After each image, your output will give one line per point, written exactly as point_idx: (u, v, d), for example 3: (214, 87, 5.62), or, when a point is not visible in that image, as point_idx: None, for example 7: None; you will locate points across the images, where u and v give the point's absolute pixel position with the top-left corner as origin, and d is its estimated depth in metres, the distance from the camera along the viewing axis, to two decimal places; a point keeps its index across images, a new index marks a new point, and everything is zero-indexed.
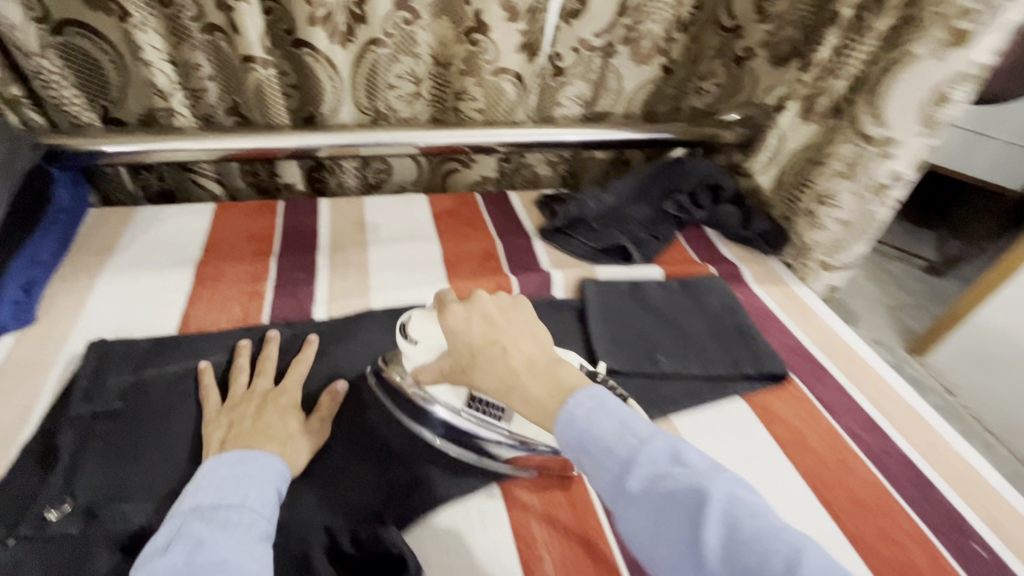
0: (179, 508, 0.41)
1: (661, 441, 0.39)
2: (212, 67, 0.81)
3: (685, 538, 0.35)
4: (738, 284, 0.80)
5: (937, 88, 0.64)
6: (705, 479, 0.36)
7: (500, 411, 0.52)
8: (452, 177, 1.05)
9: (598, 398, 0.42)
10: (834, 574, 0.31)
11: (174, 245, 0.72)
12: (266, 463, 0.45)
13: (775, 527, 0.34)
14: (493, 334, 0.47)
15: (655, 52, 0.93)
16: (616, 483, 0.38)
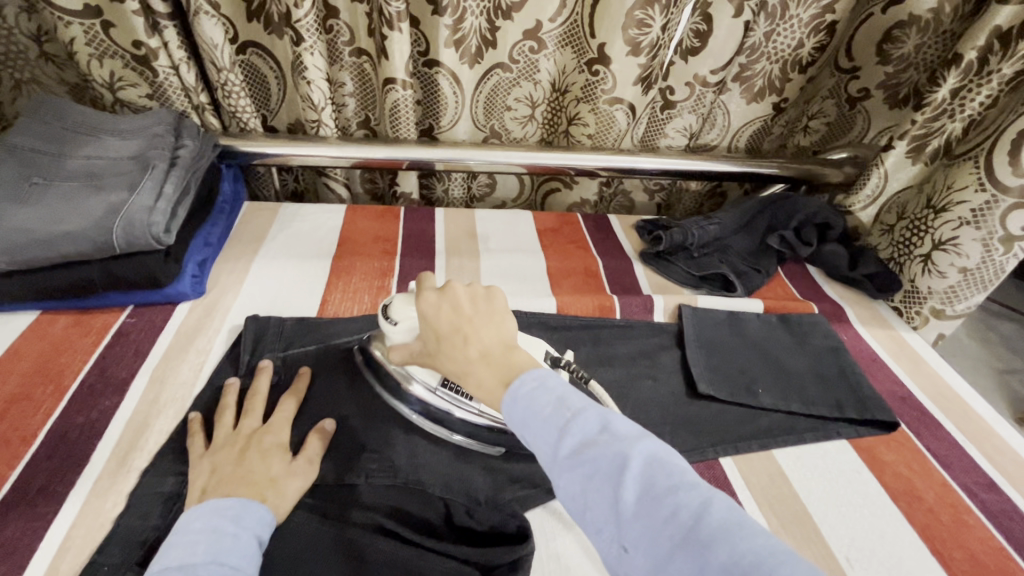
0: (149, 570, 0.39)
1: (592, 412, 0.38)
2: (354, 85, 0.91)
3: (604, 501, 0.34)
4: (843, 325, 0.78)
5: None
6: (628, 448, 0.36)
7: (472, 391, 0.54)
8: (552, 197, 1.11)
9: (543, 378, 0.41)
10: (737, 524, 0.31)
11: (313, 239, 0.81)
12: (244, 512, 0.43)
13: (689, 481, 0.34)
14: (460, 319, 0.45)
15: (769, 90, 0.93)
16: (550, 454, 0.37)
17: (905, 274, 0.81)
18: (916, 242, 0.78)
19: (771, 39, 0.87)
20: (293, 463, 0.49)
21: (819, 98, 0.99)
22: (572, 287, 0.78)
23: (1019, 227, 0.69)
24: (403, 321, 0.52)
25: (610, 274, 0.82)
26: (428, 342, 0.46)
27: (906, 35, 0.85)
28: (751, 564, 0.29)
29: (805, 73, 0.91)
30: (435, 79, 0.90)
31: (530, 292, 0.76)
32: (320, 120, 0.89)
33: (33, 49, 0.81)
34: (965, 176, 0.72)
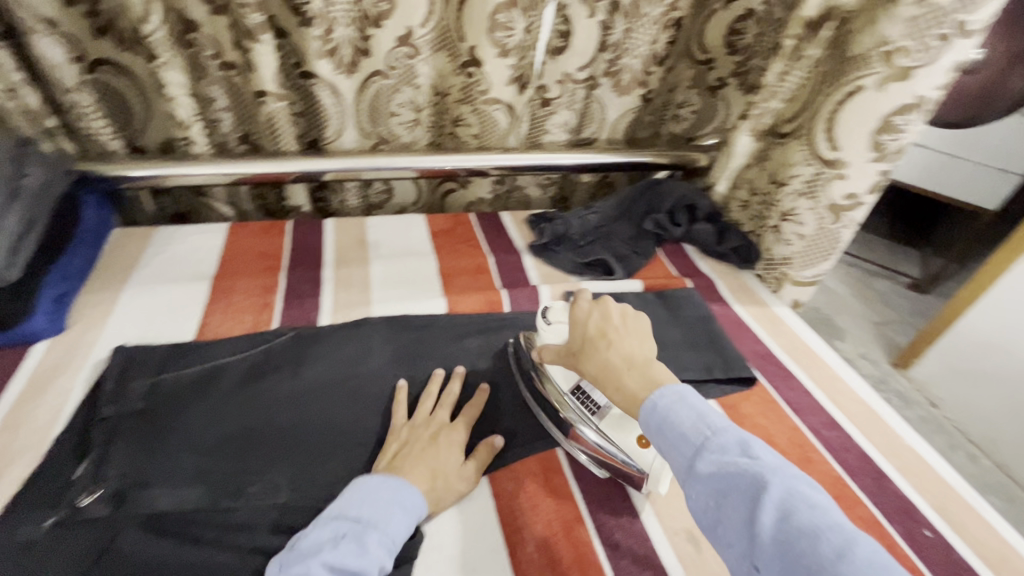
0: (324, 517, 0.48)
1: (734, 436, 0.41)
2: (228, 101, 0.88)
3: (739, 519, 0.37)
4: (713, 297, 0.86)
5: (885, 118, 0.71)
6: (767, 473, 0.38)
7: (595, 406, 0.57)
8: (450, 198, 1.12)
9: (680, 392, 0.46)
10: (884, 570, 0.32)
11: (190, 261, 0.78)
12: (407, 496, 0.50)
13: (834, 523, 0.35)
14: (606, 327, 0.54)
15: (635, 84, 1.00)
16: (687, 465, 0.42)
17: (764, 245, 0.90)
18: (768, 215, 0.88)
19: (631, 36, 0.93)
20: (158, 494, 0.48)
21: (684, 89, 1.05)
22: (464, 285, 0.80)
23: (843, 196, 0.78)
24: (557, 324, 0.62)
25: (501, 270, 0.85)
26: (574, 344, 0.55)
27: (747, 27, 0.95)
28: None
29: (663, 66, 0.99)
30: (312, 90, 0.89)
31: (421, 294, 0.77)
32: (191, 137, 0.86)
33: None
34: (798, 153, 0.81)
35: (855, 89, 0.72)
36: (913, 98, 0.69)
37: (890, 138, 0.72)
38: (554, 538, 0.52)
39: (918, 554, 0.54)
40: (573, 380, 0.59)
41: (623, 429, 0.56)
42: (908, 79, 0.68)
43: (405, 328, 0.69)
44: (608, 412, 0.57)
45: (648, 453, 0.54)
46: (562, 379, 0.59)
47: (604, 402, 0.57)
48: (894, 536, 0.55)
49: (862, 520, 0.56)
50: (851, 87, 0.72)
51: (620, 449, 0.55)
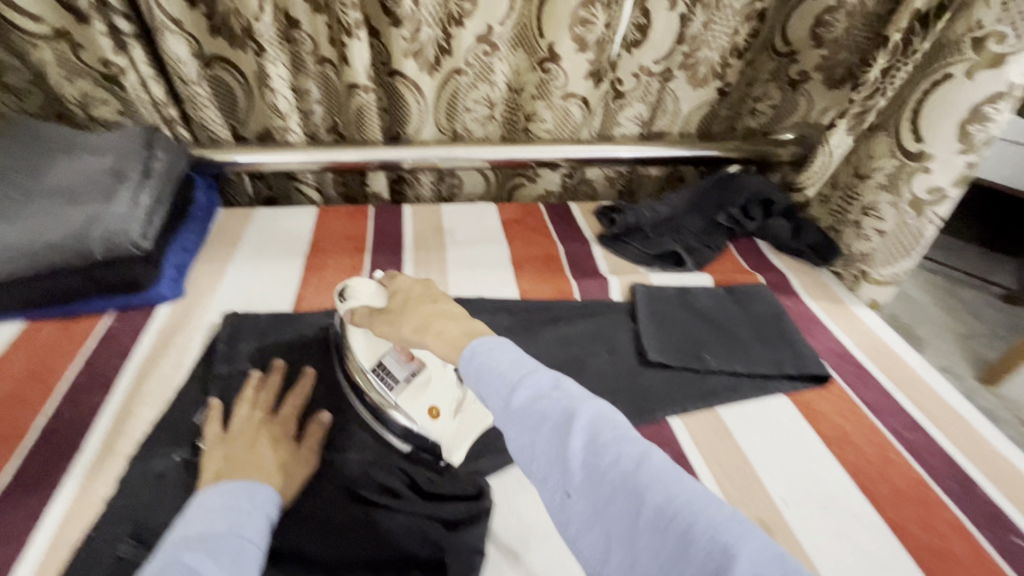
0: (169, 539, 0.42)
1: (546, 374, 0.43)
2: (320, 93, 0.95)
3: (553, 448, 0.39)
4: (785, 292, 0.84)
5: (975, 107, 0.69)
6: (575, 403, 0.40)
7: (393, 383, 0.57)
8: (518, 191, 1.16)
9: (498, 341, 0.46)
10: (668, 472, 0.36)
11: (286, 240, 0.85)
12: (257, 496, 0.47)
13: (630, 437, 0.39)
14: (428, 293, 0.55)
15: (711, 77, 0.99)
16: (504, 404, 0.41)
17: (843, 241, 0.87)
18: (848, 209, 0.85)
19: (710, 27, 0.92)
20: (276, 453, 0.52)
21: (761, 82, 1.04)
22: (535, 272, 0.83)
23: (924, 189, 0.76)
24: (356, 298, 0.58)
25: (571, 258, 0.86)
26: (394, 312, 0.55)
27: (836, 18, 0.89)
28: (689, 513, 0.34)
29: (742, 58, 0.99)
30: (396, 86, 0.94)
31: (494, 279, 0.81)
32: (287, 126, 0.93)
33: None
34: (881, 146, 0.79)
35: (942, 78, 0.71)
36: (1005, 86, 0.67)
37: (979, 128, 0.70)
38: None
39: (1009, 561, 0.52)
40: (377, 355, 0.59)
41: (417, 398, 0.56)
42: (998, 66, 0.66)
43: (478, 311, 0.73)
44: (410, 382, 0.57)
45: (437, 423, 0.55)
46: (364, 355, 0.59)
47: (405, 375, 0.58)
48: (981, 543, 0.53)
49: (948, 523, 0.54)
50: (939, 76, 0.71)
51: (415, 418, 0.55)
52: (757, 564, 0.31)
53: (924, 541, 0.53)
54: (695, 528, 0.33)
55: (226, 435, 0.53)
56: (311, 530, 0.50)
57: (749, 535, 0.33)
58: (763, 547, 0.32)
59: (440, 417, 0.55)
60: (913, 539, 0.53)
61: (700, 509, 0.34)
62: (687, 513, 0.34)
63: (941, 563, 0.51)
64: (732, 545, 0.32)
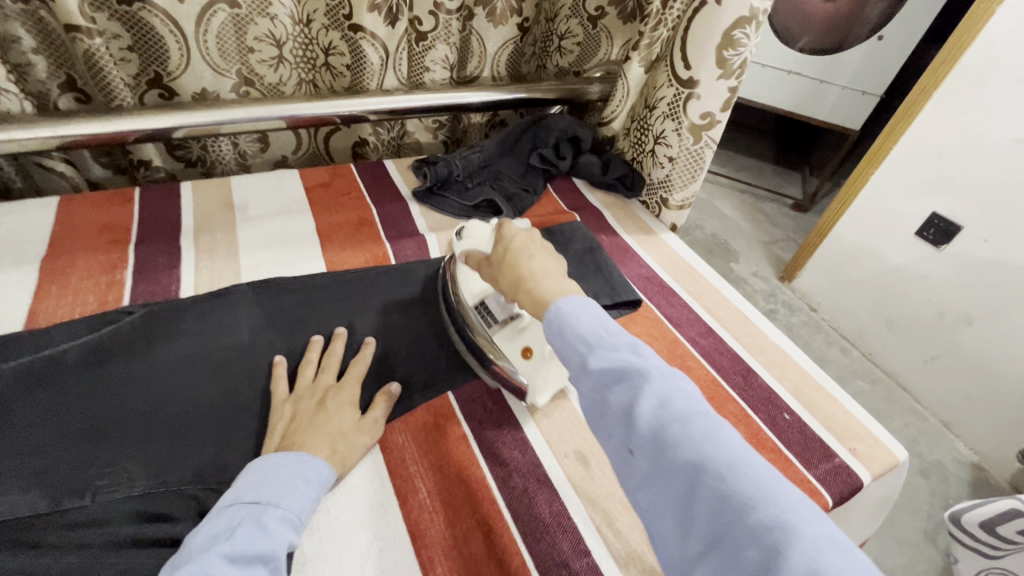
0: (229, 501, 0.43)
1: (626, 338, 0.40)
2: (35, 39, 0.75)
3: (622, 407, 0.37)
4: (600, 227, 0.87)
5: (725, 32, 0.73)
6: (653, 370, 0.38)
7: (494, 321, 0.62)
8: (334, 138, 1.04)
9: (580, 300, 0.43)
10: (743, 455, 0.34)
11: (13, 242, 0.67)
12: (312, 475, 0.47)
13: (705, 413, 0.36)
14: (529, 245, 0.52)
15: (509, 13, 0.97)
16: (578, 360, 0.40)
17: (643, 171, 0.92)
18: (645, 141, 0.90)
19: None
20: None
21: (563, 18, 1.02)
22: (346, 240, 0.76)
23: (698, 116, 0.81)
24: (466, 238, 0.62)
25: (387, 221, 0.80)
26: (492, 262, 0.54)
27: None
28: (755, 498, 0.32)
29: None
30: (139, 17, 0.77)
31: (297, 255, 0.72)
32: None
33: None
34: (662, 76, 0.84)
35: (702, 4, 0.74)
36: (748, 11, 0.72)
37: (731, 54, 0.75)
38: (448, 483, 0.52)
39: (778, 435, 0.60)
40: (481, 295, 0.64)
41: (514, 339, 0.61)
42: None
43: (276, 294, 0.64)
44: (508, 324, 0.62)
45: (528, 363, 0.59)
46: (470, 291, 0.64)
47: (504, 317, 0.62)
48: (758, 424, 0.61)
49: (733, 415, 0.61)
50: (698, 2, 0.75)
51: (509, 358, 0.60)
52: (819, 550, 0.29)
53: None
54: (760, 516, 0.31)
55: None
56: None
57: (818, 530, 0.31)
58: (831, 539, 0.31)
59: (532, 359, 0.59)
60: None
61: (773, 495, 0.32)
62: (754, 502, 0.32)
63: None
64: (805, 539, 0.30)
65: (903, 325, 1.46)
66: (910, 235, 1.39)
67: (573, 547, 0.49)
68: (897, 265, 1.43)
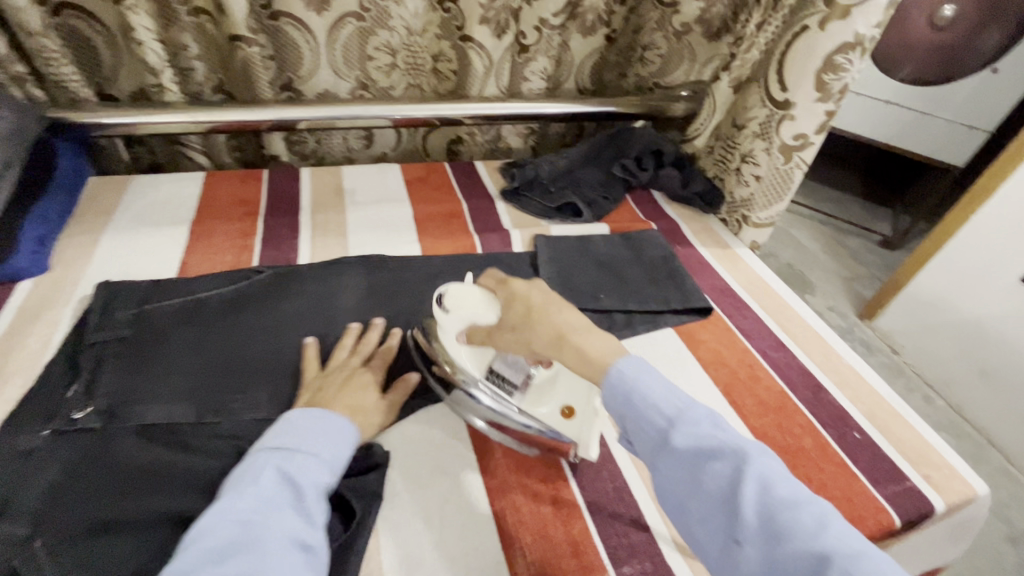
0: (263, 447, 0.46)
1: (707, 417, 0.45)
2: (199, 48, 0.89)
3: (720, 490, 0.41)
4: (676, 237, 0.89)
5: (828, 57, 0.75)
6: (741, 447, 0.42)
7: (512, 388, 0.57)
8: (431, 139, 1.13)
9: (649, 369, 0.48)
10: (850, 534, 0.38)
11: (169, 208, 0.80)
12: (340, 430, 0.49)
13: (803, 494, 0.40)
14: (547, 300, 0.54)
15: (599, 24, 1.02)
16: (663, 439, 0.44)
17: (727, 189, 0.93)
18: (730, 158, 0.92)
19: None
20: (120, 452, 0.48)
21: (648, 30, 1.07)
22: (438, 229, 0.83)
23: (792, 137, 0.82)
24: (456, 312, 0.57)
25: (474, 215, 0.87)
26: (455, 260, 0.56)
27: None
28: (872, 572, 0.35)
29: (625, 5, 1.03)
30: (284, 30, 0.89)
31: (396, 239, 0.80)
32: (163, 85, 0.87)
33: None
34: (754, 97, 0.85)
35: (802, 30, 0.77)
36: (853, 36, 0.73)
37: (834, 77, 0.76)
38: (519, 449, 0.57)
39: (846, 452, 0.60)
40: (487, 363, 0.57)
41: (544, 402, 0.56)
42: (847, 18, 0.72)
43: (380, 270, 0.72)
44: (528, 387, 0.56)
45: (572, 422, 0.55)
46: (474, 365, 0.57)
47: (521, 380, 0.57)
48: (827, 438, 0.61)
49: (800, 426, 0.62)
50: (799, 28, 0.77)
51: (549, 421, 0.55)
52: None
53: (780, 443, 0.60)
54: None
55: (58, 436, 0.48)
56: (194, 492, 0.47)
57: None
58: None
59: (574, 418, 0.55)
60: (772, 442, 0.60)
61: (886, 572, 0.35)
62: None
63: (792, 458, 0.59)
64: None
65: (997, 377, 1.35)
66: (1014, 280, 1.29)
67: (633, 523, 0.52)
68: (993, 311, 1.33)
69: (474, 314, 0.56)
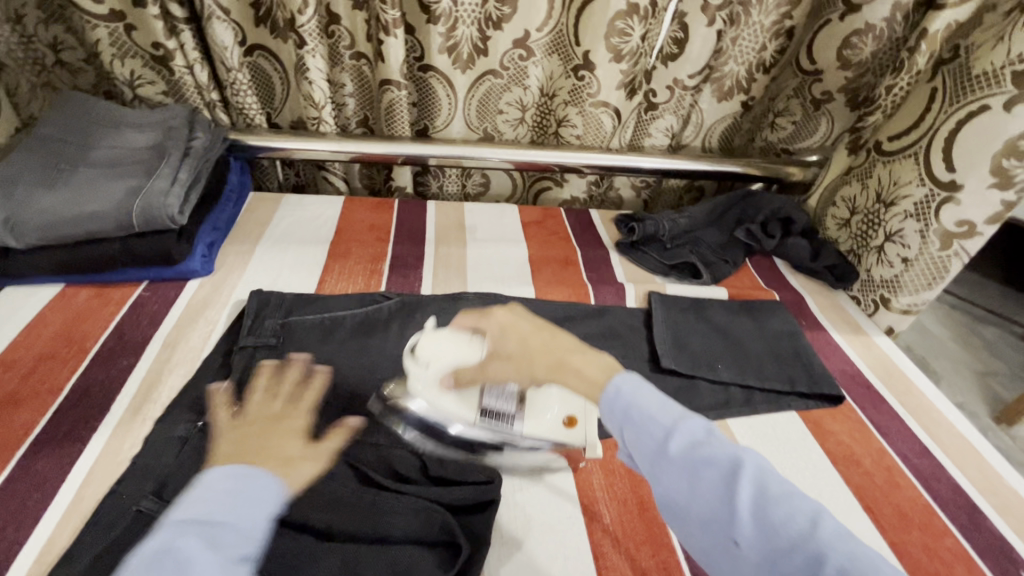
0: (175, 516, 0.39)
1: (698, 420, 0.42)
2: (353, 86, 0.97)
3: (716, 496, 0.38)
4: (802, 312, 0.84)
5: (1010, 141, 0.69)
6: (736, 451, 0.40)
7: (509, 416, 0.57)
8: (543, 196, 1.17)
9: (641, 380, 0.45)
10: (848, 534, 0.35)
11: (313, 227, 0.87)
12: (269, 485, 0.43)
13: (800, 493, 0.38)
14: (534, 332, 0.54)
15: (737, 90, 1.01)
16: (659, 447, 0.41)
17: (863, 266, 0.87)
18: (872, 235, 0.85)
19: (737, 44, 0.95)
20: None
21: (784, 97, 1.04)
22: (551, 274, 0.84)
23: (954, 223, 0.76)
24: (436, 362, 0.56)
25: (589, 264, 0.87)
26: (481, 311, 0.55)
27: (863, 42, 0.89)
28: (875, 572, 0.33)
29: (768, 74, 0.99)
30: (428, 81, 0.97)
31: (513, 280, 0.82)
32: (321, 117, 0.95)
33: (51, 57, 0.88)
34: (909, 173, 0.79)
35: (980, 108, 0.71)
36: None
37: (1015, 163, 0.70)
38: (629, 515, 0.54)
39: None
40: (475, 403, 0.57)
41: (541, 419, 0.57)
42: None
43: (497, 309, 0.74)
44: (523, 410, 0.57)
45: (574, 431, 0.57)
46: (461, 412, 0.56)
47: (515, 408, 0.57)
48: (985, 571, 0.53)
49: (952, 552, 0.54)
50: (977, 106, 0.71)
51: (561, 438, 0.57)
52: None
53: (928, 568, 0.52)
54: None
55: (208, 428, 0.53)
56: (318, 504, 0.49)
57: None
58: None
59: (575, 425, 0.58)
60: (917, 565, 0.53)
61: (890, 574, 0.33)
62: None
63: None
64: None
65: None
66: None
67: None
68: None
69: (456, 356, 0.56)
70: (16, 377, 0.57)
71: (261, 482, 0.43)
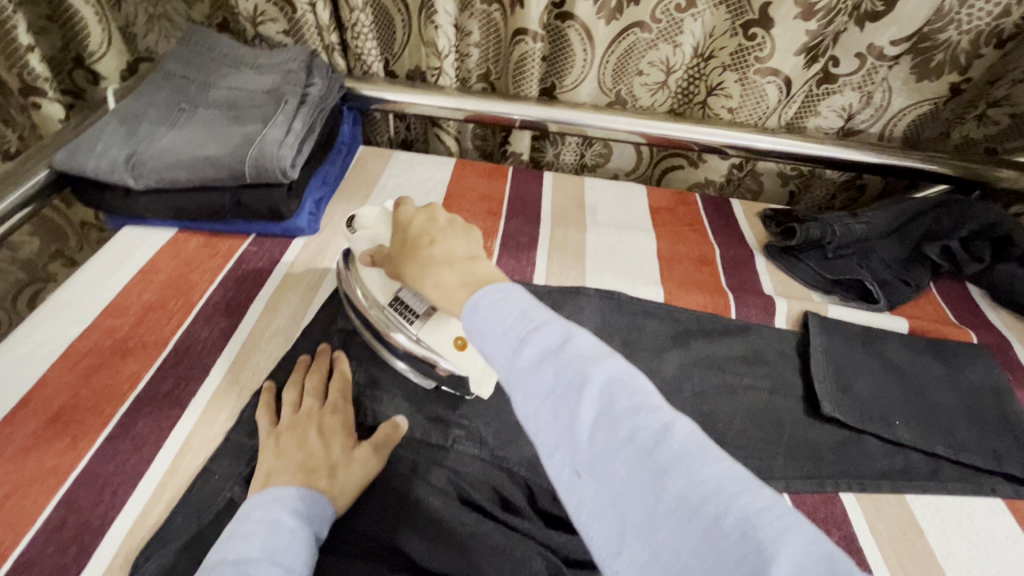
0: (209, 559, 0.35)
1: (559, 323, 0.32)
2: (480, 35, 0.87)
3: (559, 418, 0.29)
4: (1007, 361, 0.66)
5: None
6: (586, 361, 0.30)
7: (416, 314, 0.49)
8: (670, 174, 1.02)
9: (504, 288, 0.35)
10: (705, 451, 0.27)
11: (421, 190, 0.80)
12: (303, 509, 0.40)
13: (655, 404, 0.29)
14: (430, 227, 0.43)
15: (949, 69, 0.79)
16: (505, 362, 0.32)
17: None
18: None
19: (968, 5, 0.72)
20: (357, 450, 0.46)
21: (1009, 81, 0.80)
22: (684, 274, 0.72)
23: None
24: (364, 231, 0.51)
25: (728, 266, 0.74)
26: (398, 252, 0.45)
27: None
28: (723, 498, 0.25)
29: (1002, 49, 0.76)
30: (565, 33, 0.83)
31: (638, 277, 0.70)
32: (442, 68, 0.86)
33: None
34: None
35: None
36: None
37: None
38: None
39: None
40: (392, 289, 0.51)
41: (441, 331, 0.48)
42: None
43: (620, 309, 0.65)
44: (429, 317, 0.49)
45: (464, 355, 0.48)
46: (380, 291, 0.52)
47: (423, 309, 0.49)
48: None
49: None
50: None
51: (438, 350, 0.48)
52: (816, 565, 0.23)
53: None
54: (737, 534, 0.24)
55: (303, 412, 0.48)
56: (415, 522, 0.43)
57: (809, 542, 0.23)
58: (812, 547, 0.23)
59: (468, 350, 0.48)
60: None
61: (746, 508, 0.24)
62: (728, 516, 0.24)
63: None
64: (783, 558, 0.23)
65: None
66: None
67: None
68: None
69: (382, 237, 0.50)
70: (126, 326, 0.56)
71: (323, 518, 0.41)
